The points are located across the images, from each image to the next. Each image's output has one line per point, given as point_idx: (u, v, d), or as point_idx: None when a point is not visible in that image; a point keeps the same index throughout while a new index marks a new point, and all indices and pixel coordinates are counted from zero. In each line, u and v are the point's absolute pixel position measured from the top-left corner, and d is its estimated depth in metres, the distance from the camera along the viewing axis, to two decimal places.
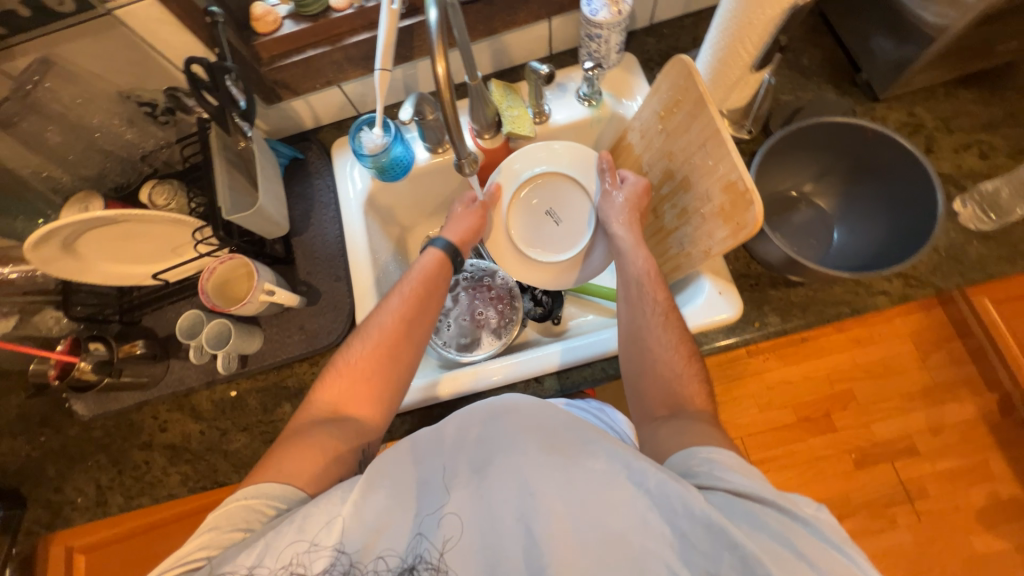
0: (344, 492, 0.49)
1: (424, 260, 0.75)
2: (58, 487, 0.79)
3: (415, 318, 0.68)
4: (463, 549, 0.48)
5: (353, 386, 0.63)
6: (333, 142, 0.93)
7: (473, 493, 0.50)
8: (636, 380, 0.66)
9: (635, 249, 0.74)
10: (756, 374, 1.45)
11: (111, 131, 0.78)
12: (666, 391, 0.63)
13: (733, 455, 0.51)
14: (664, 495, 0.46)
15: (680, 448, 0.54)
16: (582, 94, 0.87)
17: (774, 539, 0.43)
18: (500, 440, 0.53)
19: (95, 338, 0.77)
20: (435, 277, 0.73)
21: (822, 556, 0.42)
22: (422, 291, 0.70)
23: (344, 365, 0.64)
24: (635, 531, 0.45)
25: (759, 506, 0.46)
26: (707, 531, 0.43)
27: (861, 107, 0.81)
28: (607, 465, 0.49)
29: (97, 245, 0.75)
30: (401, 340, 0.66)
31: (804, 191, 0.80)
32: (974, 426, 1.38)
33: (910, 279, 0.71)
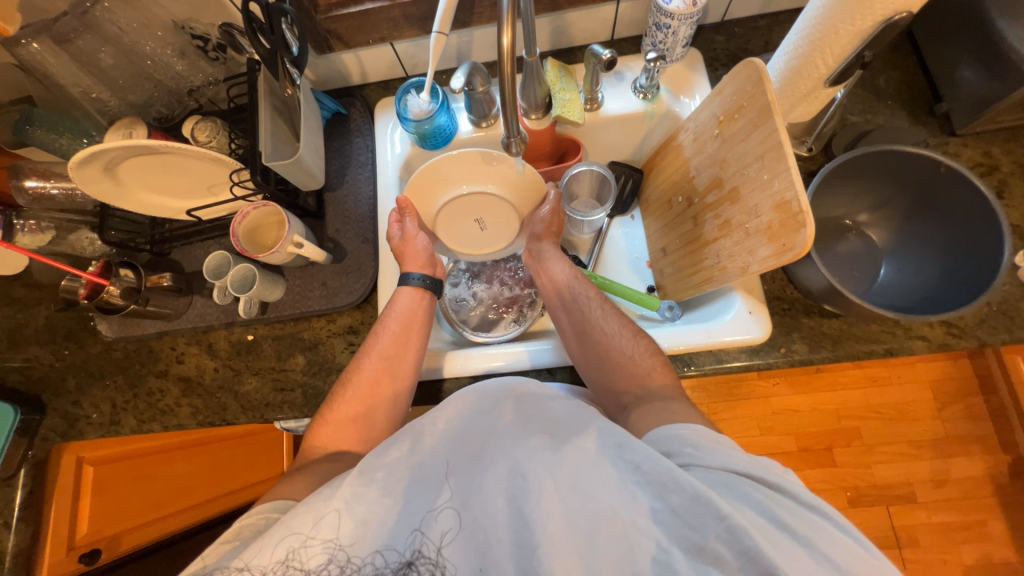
0: (332, 490, 0.49)
1: (398, 300, 0.75)
2: (75, 401, 0.83)
3: (394, 358, 0.70)
4: (460, 543, 0.47)
5: (338, 431, 0.65)
6: (377, 101, 0.91)
7: (468, 479, 0.50)
8: (590, 371, 0.69)
9: (561, 259, 0.81)
10: (763, 398, 1.44)
11: (163, 61, 0.76)
12: (623, 370, 0.66)
13: (700, 428, 0.52)
14: (652, 470, 0.45)
15: (652, 429, 0.55)
16: (639, 85, 0.84)
17: (755, 510, 0.42)
18: (495, 427, 0.56)
19: (126, 264, 0.77)
20: (416, 312, 0.75)
21: (799, 519, 0.42)
22: (403, 329, 0.72)
23: (329, 414, 0.66)
24: (625, 507, 0.44)
25: (736, 478, 0.46)
26: (693, 503, 0.42)
27: (934, 140, 0.76)
28: (596, 445, 0.49)
29: (137, 172, 0.75)
30: (382, 376, 0.68)
31: (858, 220, 0.76)
32: (980, 484, 1.34)
33: (953, 328, 0.68)
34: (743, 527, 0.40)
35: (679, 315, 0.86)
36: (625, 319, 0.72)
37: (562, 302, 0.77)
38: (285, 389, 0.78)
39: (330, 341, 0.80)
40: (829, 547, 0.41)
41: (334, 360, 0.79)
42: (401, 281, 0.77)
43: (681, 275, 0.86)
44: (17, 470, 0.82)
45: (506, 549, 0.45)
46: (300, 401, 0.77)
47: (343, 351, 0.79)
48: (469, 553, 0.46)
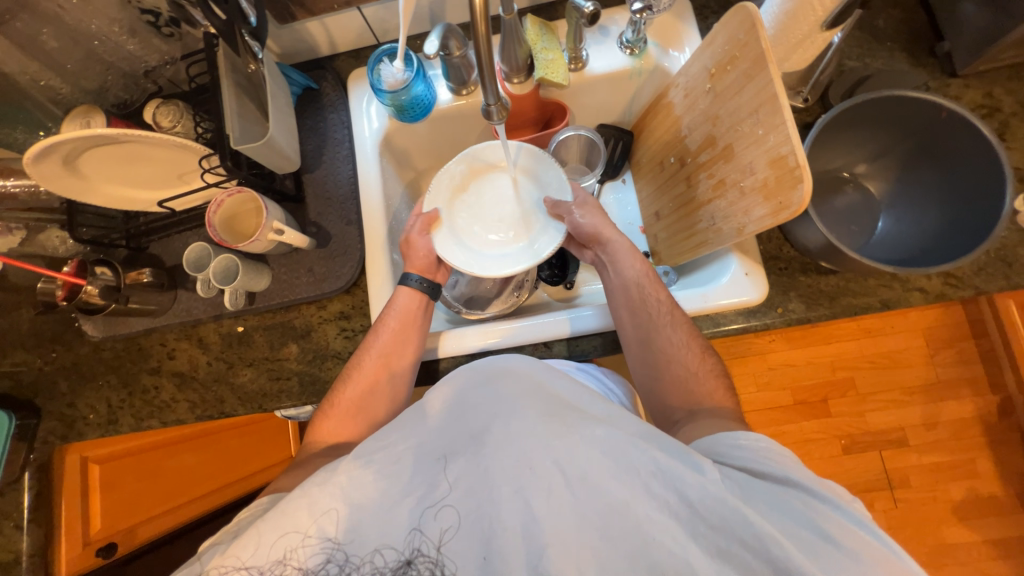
0: (328, 473, 0.49)
1: (399, 299, 0.73)
2: (71, 403, 0.82)
3: (393, 354, 0.69)
4: (463, 535, 0.47)
5: (339, 424, 0.65)
6: (350, 73, 0.86)
7: (469, 464, 0.49)
8: (646, 376, 0.67)
9: (630, 253, 0.73)
10: (759, 355, 1.45)
11: (111, 40, 0.71)
12: (680, 386, 0.64)
13: (760, 438, 0.51)
14: (669, 468, 0.46)
15: (708, 435, 0.55)
16: (624, 40, 0.79)
17: (799, 523, 0.43)
18: (495, 404, 0.53)
19: (102, 262, 0.74)
20: (415, 311, 0.72)
21: (848, 534, 0.42)
22: (403, 328, 0.70)
23: (330, 408, 0.67)
24: (638, 501, 0.45)
25: (785, 490, 0.46)
26: (716, 506, 0.44)
27: (935, 82, 0.73)
28: (606, 433, 0.48)
29: (99, 164, 0.71)
30: (383, 373, 0.68)
31: (855, 172, 0.74)
32: (969, 425, 1.39)
33: (951, 278, 0.67)
34: (775, 538, 0.41)
35: (675, 281, 0.86)
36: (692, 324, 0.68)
37: (626, 301, 0.70)
38: (281, 378, 0.77)
39: (322, 328, 0.79)
40: (871, 556, 0.41)
41: (328, 347, 0.78)
42: (400, 281, 0.75)
43: (675, 239, 0.85)
44: (22, 474, 0.82)
45: (514, 542, 0.45)
46: (298, 389, 0.77)
47: (336, 337, 0.78)
48: (470, 542, 0.47)
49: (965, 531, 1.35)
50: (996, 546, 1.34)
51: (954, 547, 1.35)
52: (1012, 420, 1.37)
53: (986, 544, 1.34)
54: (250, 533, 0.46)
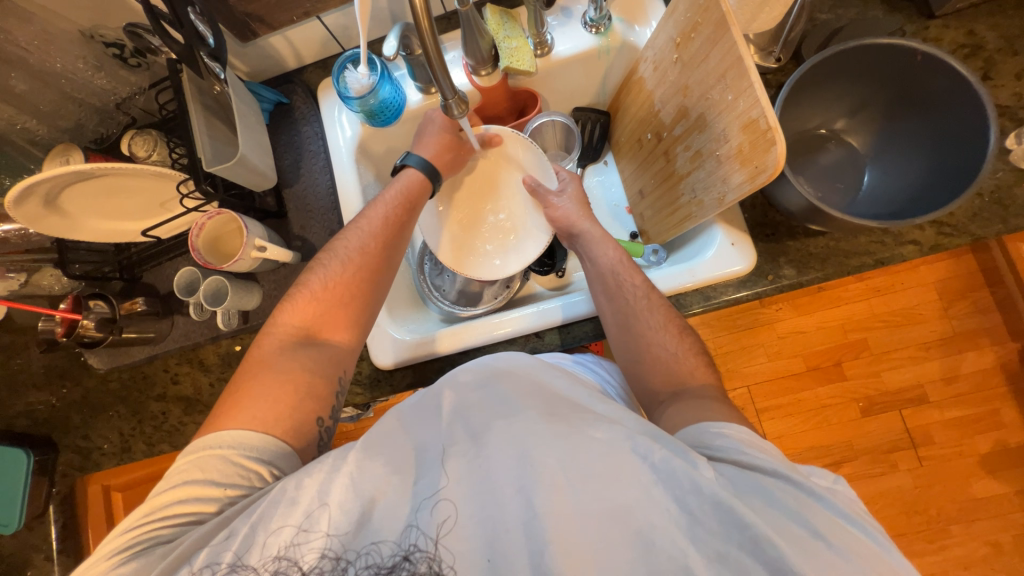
0: (335, 463, 0.49)
1: (403, 180, 0.76)
2: (85, 435, 0.84)
3: (392, 236, 0.71)
4: (461, 533, 0.46)
5: (332, 304, 0.64)
6: (319, 84, 0.86)
7: (470, 461, 0.49)
8: (626, 357, 0.66)
9: (602, 241, 0.76)
10: (767, 325, 1.43)
11: (78, 77, 0.72)
12: (660, 368, 0.63)
13: (746, 430, 0.51)
14: (670, 469, 0.45)
15: (692, 424, 0.54)
16: (588, 19, 0.77)
17: (790, 518, 0.43)
18: (497, 405, 0.53)
19: (97, 295, 0.76)
20: (416, 192, 0.76)
21: (835, 532, 0.43)
22: (402, 210, 0.73)
23: (321, 271, 0.66)
24: (641, 506, 0.44)
25: (773, 482, 0.46)
26: (715, 506, 0.44)
27: (912, 26, 0.70)
28: (607, 435, 0.48)
29: (81, 200, 0.72)
30: (382, 253, 0.69)
31: (836, 128, 0.72)
32: (990, 376, 1.35)
33: (944, 227, 0.65)
34: (768, 537, 0.42)
35: (665, 258, 0.83)
36: (669, 304, 0.68)
37: (602, 286, 0.71)
38: None
39: None
40: (861, 556, 0.42)
41: None
42: (403, 162, 0.78)
43: (660, 216, 0.84)
44: (47, 508, 0.84)
45: (517, 542, 0.45)
46: None
47: None
48: (469, 543, 0.45)
49: (993, 484, 1.32)
50: None
51: (984, 501, 1.32)
52: None
53: (1017, 495, 1.31)
54: (252, 526, 0.47)
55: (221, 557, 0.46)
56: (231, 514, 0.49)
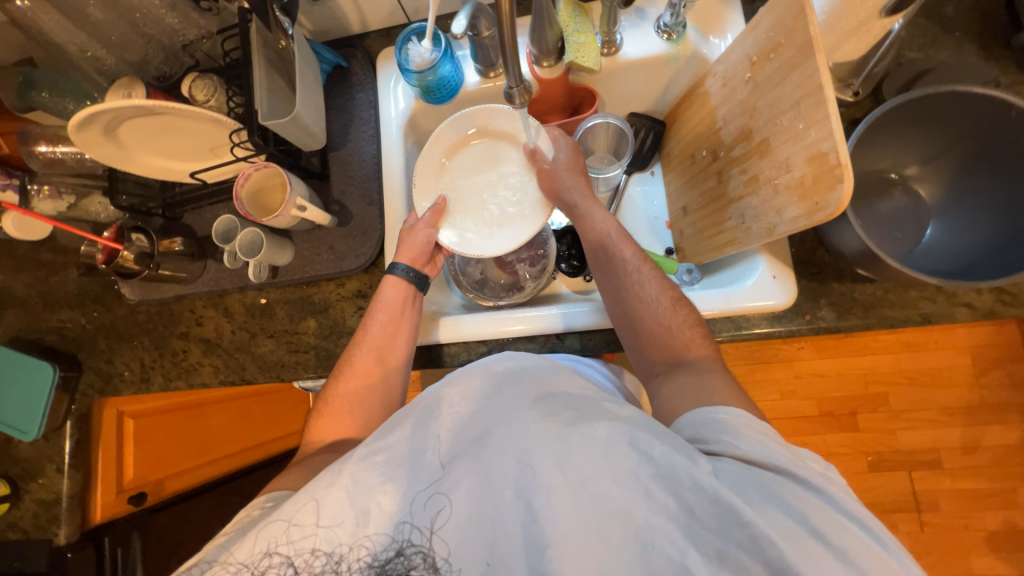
0: (333, 476, 0.49)
1: (385, 291, 0.73)
2: (108, 359, 0.87)
3: (386, 348, 0.70)
4: (458, 526, 0.47)
5: (337, 421, 0.66)
6: (379, 52, 0.86)
7: (470, 464, 0.49)
8: (624, 329, 0.67)
9: (595, 210, 0.74)
10: (786, 362, 1.39)
11: (153, 13, 0.73)
12: (659, 339, 0.63)
13: (740, 413, 0.50)
14: (669, 465, 0.44)
15: (692, 410, 0.54)
16: (662, 24, 0.75)
17: (789, 517, 0.42)
18: (500, 407, 0.53)
19: (138, 229, 0.78)
20: (401, 303, 0.72)
21: (836, 527, 0.41)
22: (391, 320, 0.71)
23: (327, 407, 0.68)
24: (637, 505, 0.43)
25: (770, 477, 0.44)
26: (716, 508, 0.42)
27: (1007, 78, 0.66)
28: (607, 433, 0.47)
29: (138, 134, 0.74)
30: (374, 369, 0.69)
31: (906, 173, 0.69)
32: (1013, 452, 1.29)
33: (1005, 295, 0.62)
34: (767, 535, 0.40)
35: (698, 280, 0.82)
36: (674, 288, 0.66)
37: (602, 264, 0.71)
38: (299, 351, 0.80)
39: (340, 305, 0.80)
40: (861, 555, 0.40)
41: (344, 324, 0.79)
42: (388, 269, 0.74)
43: (701, 236, 0.81)
44: (64, 423, 0.87)
45: (517, 543, 0.45)
46: (314, 362, 0.79)
47: (352, 315, 0.80)
48: (466, 537, 0.47)
49: (995, 563, 1.27)
50: None
51: None
52: None
53: None
54: (247, 541, 0.48)
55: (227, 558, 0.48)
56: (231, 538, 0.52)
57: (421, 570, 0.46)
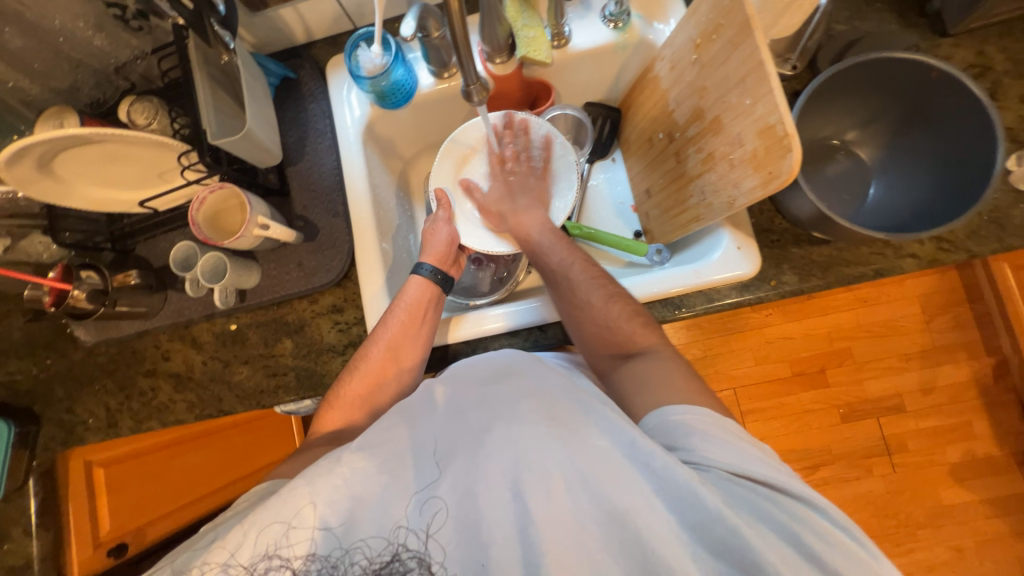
0: (332, 463, 0.49)
1: (409, 290, 0.73)
2: (69, 408, 0.82)
3: (402, 346, 0.69)
4: (451, 534, 0.46)
5: (344, 413, 0.66)
6: (328, 61, 0.84)
7: (467, 464, 0.49)
8: (573, 328, 0.67)
9: (533, 211, 0.80)
10: (756, 329, 1.46)
11: (77, 36, 0.69)
12: (605, 334, 0.64)
13: (706, 413, 0.51)
14: (670, 477, 0.44)
15: (652, 412, 0.54)
16: (608, 13, 0.77)
17: (780, 536, 0.43)
18: (498, 403, 0.53)
19: (88, 266, 0.74)
20: (424, 303, 0.72)
21: (825, 542, 0.42)
22: (412, 320, 0.70)
23: (336, 399, 0.67)
24: (638, 510, 0.43)
25: (768, 496, 0.45)
26: (713, 523, 0.42)
27: (925, 43, 0.71)
28: (609, 445, 0.46)
29: (76, 166, 0.70)
30: (390, 365, 0.68)
31: (847, 139, 0.73)
32: (965, 388, 1.40)
33: (943, 243, 0.67)
34: (764, 557, 0.41)
35: (668, 258, 0.84)
36: (618, 284, 0.68)
37: (545, 266, 0.74)
38: (278, 374, 0.77)
39: (316, 323, 0.78)
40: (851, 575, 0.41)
41: (322, 341, 0.78)
42: (412, 270, 0.75)
43: (666, 217, 0.84)
44: (26, 481, 0.81)
45: (512, 549, 0.45)
46: (295, 384, 0.77)
47: (330, 331, 0.78)
48: (462, 541, 0.46)
49: (961, 492, 1.37)
50: (993, 504, 1.36)
51: (950, 508, 1.37)
52: (1007, 382, 1.38)
53: (983, 503, 1.36)
54: (237, 531, 0.47)
55: (215, 556, 0.46)
56: (222, 531, 0.50)
57: (417, 574, 0.45)
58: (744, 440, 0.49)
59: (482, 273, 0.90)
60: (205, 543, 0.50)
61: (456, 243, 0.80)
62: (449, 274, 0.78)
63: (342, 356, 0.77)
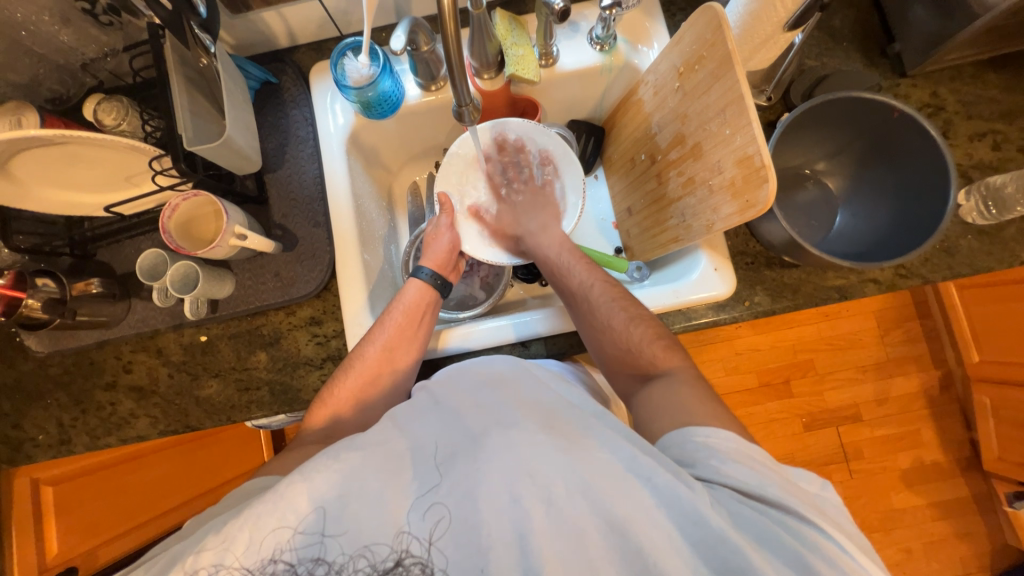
0: (331, 458, 0.46)
1: (407, 293, 0.73)
2: (16, 424, 0.75)
3: (397, 346, 0.68)
4: (451, 540, 0.43)
5: (333, 415, 0.63)
6: (312, 67, 0.82)
7: (467, 467, 0.46)
8: (596, 351, 0.69)
9: (541, 231, 0.80)
10: (727, 341, 1.52)
11: (41, 30, 0.65)
12: (624, 355, 0.65)
13: (729, 436, 0.50)
14: (674, 495, 0.42)
15: (678, 429, 0.52)
16: (594, 36, 0.78)
17: (783, 560, 0.41)
18: (497, 408, 0.51)
19: (44, 272, 0.68)
20: (423, 307, 0.72)
21: (832, 566, 0.41)
22: (409, 322, 0.70)
23: (328, 396, 0.65)
24: (641, 520, 0.41)
25: (770, 519, 0.44)
26: (718, 545, 0.41)
27: (886, 82, 0.76)
28: (609, 454, 0.45)
29: (34, 166, 0.66)
30: (385, 367, 0.66)
31: (816, 169, 0.78)
32: (916, 399, 1.49)
33: (902, 269, 0.71)
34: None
35: (647, 275, 0.85)
36: (637, 304, 0.68)
37: (564, 286, 0.75)
38: (251, 388, 0.74)
39: (292, 335, 0.76)
40: None
41: (299, 354, 0.75)
42: (412, 273, 0.76)
43: (647, 235, 0.87)
44: None
45: (511, 555, 0.41)
46: (269, 399, 0.74)
47: (307, 343, 0.76)
48: (461, 547, 0.42)
49: (911, 496, 1.45)
50: (939, 508, 1.45)
51: (901, 512, 1.45)
52: (951, 393, 1.49)
53: (930, 506, 1.45)
54: (231, 525, 0.42)
55: (204, 562, 0.41)
56: (217, 522, 0.45)
57: None
58: (768, 466, 0.48)
59: (469, 285, 0.91)
60: (180, 550, 0.44)
61: (457, 248, 0.81)
62: (449, 279, 0.79)
63: (320, 370, 0.75)
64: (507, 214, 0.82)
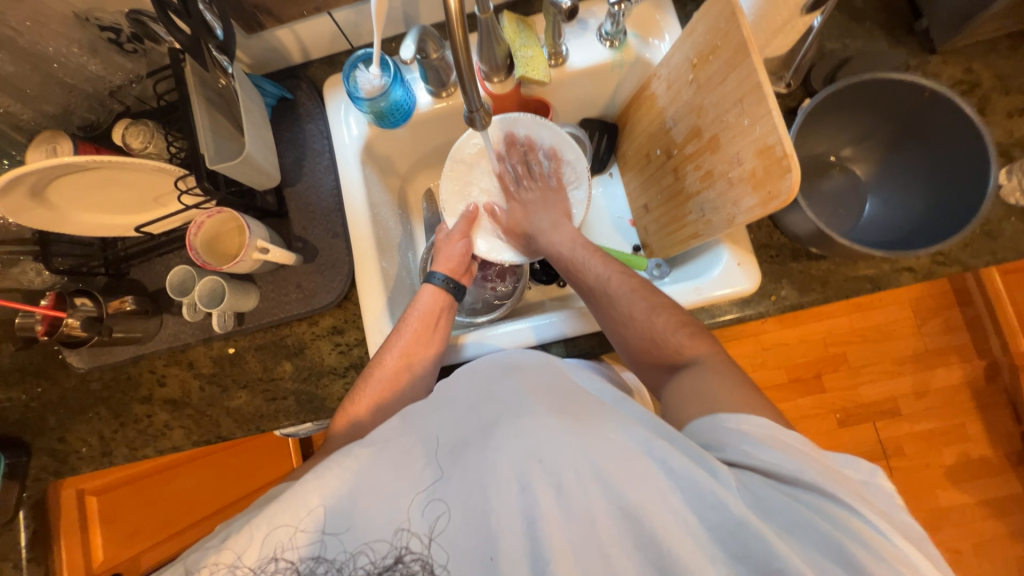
0: (343, 455, 0.47)
1: (423, 298, 0.74)
2: (61, 437, 0.79)
3: (414, 351, 0.68)
4: (456, 530, 0.43)
5: (356, 420, 0.64)
6: (325, 80, 0.84)
7: (478, 456, 0.45)
8: (619, 342, 0.67)
9: (555, 230, 0.79)
10: (752, 336, 1.47)
11: (72, 61, 0.68)
12: (651, 345, 0.63)
13: (764, 422, 0.48)
14: (689, 479, 0.41)
15: (706, 417, 0.52)
16: (604, 33, 0.77)
17: (815, 548, 0.40)
18: (508, 397, 0.50)
19: (82, 291, 0.72)
20: (437, 312, 0.73)
21: (869, 551, 0.38)
22: (425, 328, 0.70)
23: (350, 404, 0.66)
24: (655, 506, 0.40)
25: (796, 501, 0.42)
26: (739, 531, 0.39)
27: (915, 60, 0.73)
28: (622, 438, 0.44)
29: (69, 192, 0.69)
30: (404, 372, 0.67)
31: (842, 155, 0.75)
32: (958, 391, 1.42)
33: (939, 256, 0.68)
34: (791, 566, 0.37)
35: (668, 272, 0.83)
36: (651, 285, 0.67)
37: (580, 283, 0.74)
38: (277, 399, 0.76)
39: (316, 345, 0.77)
40: None
41: (323, 363, 0.77)
42: (425, 279, 0.77)
43: (665, 232, 0.85)
44: (17, 513, 0.78)
45: (518, 544, 0.41)
46: (295, 409, 0.76)
47: (330, 353, 0.77)
48: (468, 539, 0.42)
49: (957, 493, 1.38)
50: (988, 506, 1.37)
51: (946, 511, 1.38)
52: (998, 384, 1.41)
53: (979, 505, 1.37)
54: (246, 529, 0.43)
55: (222, 557, 0.42)
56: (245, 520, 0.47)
57: None
58: (797, 446, 0.46)
59: (484, 288, 0.91)
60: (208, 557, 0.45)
61: (470, 253, 0.81)
62: (461, 282, 0.79)
63: (344, 379, 0.76)
64: (517, 211, 0.82)
